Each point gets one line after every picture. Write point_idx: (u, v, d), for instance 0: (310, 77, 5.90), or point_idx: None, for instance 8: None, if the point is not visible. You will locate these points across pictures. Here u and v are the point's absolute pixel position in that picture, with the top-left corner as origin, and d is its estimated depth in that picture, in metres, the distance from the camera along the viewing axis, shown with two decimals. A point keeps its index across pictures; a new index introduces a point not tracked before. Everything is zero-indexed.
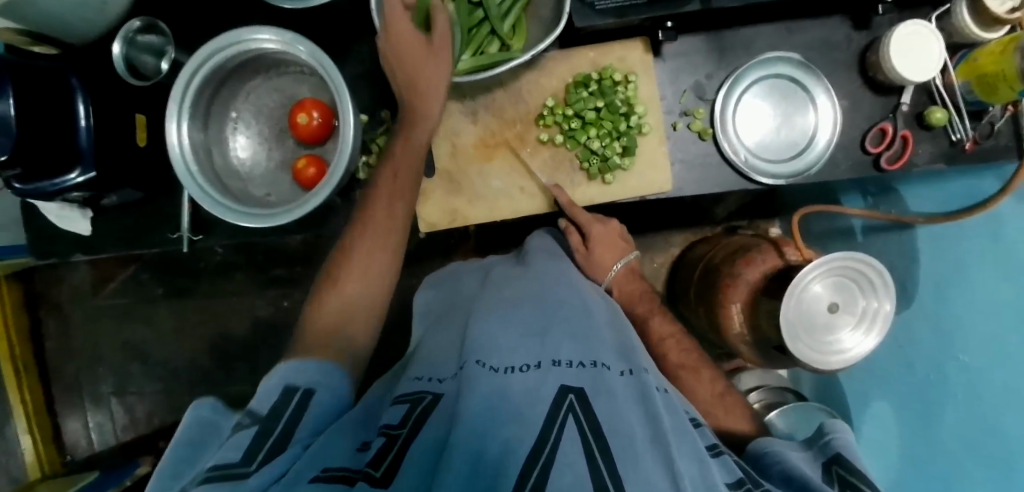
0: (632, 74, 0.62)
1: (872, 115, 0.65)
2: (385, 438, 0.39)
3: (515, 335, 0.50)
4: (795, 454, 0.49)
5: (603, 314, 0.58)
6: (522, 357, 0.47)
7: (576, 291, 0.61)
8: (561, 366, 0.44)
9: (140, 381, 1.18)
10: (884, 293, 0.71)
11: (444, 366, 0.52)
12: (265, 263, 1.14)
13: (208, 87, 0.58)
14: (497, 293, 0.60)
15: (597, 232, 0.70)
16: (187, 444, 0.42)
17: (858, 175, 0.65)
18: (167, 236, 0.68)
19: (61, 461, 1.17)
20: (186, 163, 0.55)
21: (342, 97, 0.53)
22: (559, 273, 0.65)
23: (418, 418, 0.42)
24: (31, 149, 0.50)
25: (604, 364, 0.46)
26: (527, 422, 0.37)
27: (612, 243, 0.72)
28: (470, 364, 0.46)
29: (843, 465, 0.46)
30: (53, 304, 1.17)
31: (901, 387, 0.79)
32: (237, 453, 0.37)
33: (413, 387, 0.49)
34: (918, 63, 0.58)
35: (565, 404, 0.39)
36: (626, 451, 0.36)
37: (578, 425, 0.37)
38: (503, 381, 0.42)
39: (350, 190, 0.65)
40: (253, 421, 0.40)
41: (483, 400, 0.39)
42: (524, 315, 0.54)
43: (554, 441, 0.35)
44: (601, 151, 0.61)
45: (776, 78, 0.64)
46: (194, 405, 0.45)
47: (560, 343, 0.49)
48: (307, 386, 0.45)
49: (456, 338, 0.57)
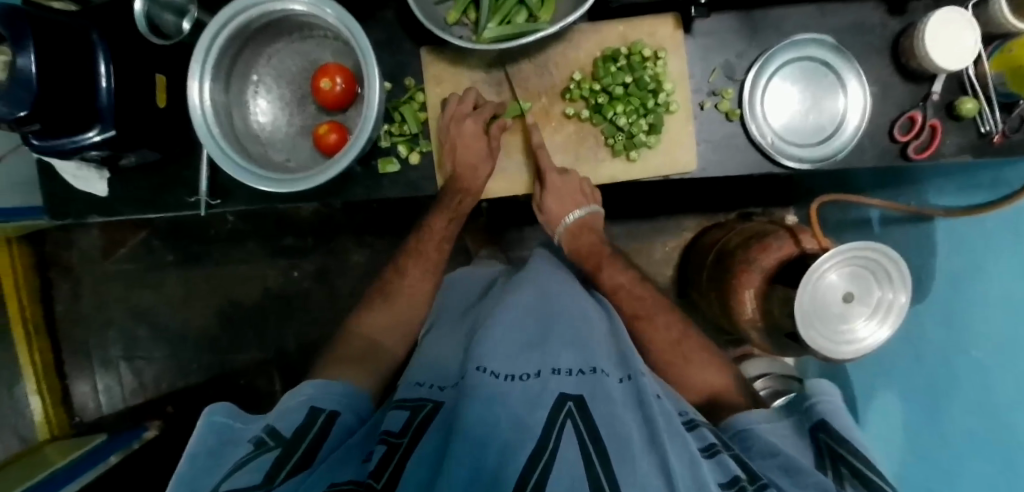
0: (661, 50, 0.60)
1: (902, 102, 0.63)
2: (387, 446, 0.40)
3: (515, 344, 0.50)
4: (774, 431, 0.49)
5: (603, 323, 0.58)
6: (524, 365, 0.47)
7: (577, 298, 0.61)
8: (562, 375, 0.45)
9: (148, 347, 1.19)
10: (899, 285, 0.70)
11: (444, 374, 0.53)
12: (275, 232, 1.15)
13: (230, 50, 0.57)
14: (498, 302, 0.60)
15: (553, 183, 0.62)
16: (205, 451, 0.43)
17: (882, 163, 0.64)
18: (184, 199, 0.68)
19: (70, 423, 1.18)
20: (209, 125, 0.55)
21: (368, 63, 0.52)
22: (556, 279, 0.65)
23: (420, 427, 0.43)
24: (51, 104, 0.49)
25: (603, 371, 0.47)
26: (528, 427, 0.38)
27: (568, 197, 0.63)
28: (471, 370, 0.46)
29: (828, 431, 0.48)
30: (64, 266, 1.17)
31: (910, 381, 0.79)
32: (259, 475, 0.38)
33: (413, 394, 0.49)
34: (955, 50, 0.56)
35: (563, 411, 0.40)
36: (622, 452, 0.37)
37: (576, 430, 0.38)
38: (503, 386, 0.43)
39: (370, 157, 0.62)
40: (278, 443, 0.43)
41: (483, 403, 0.40)
42: (525, 324, 0.54)
43: (553, 448, 0.36)
44: (626, 128, 0.61)
45: (808, 61, 0.62)
46: (210, 409, 0.47)
47: (559, 350, 0.49)
48: (331, 409, 0.50)
49: (463, 343, 0.57)
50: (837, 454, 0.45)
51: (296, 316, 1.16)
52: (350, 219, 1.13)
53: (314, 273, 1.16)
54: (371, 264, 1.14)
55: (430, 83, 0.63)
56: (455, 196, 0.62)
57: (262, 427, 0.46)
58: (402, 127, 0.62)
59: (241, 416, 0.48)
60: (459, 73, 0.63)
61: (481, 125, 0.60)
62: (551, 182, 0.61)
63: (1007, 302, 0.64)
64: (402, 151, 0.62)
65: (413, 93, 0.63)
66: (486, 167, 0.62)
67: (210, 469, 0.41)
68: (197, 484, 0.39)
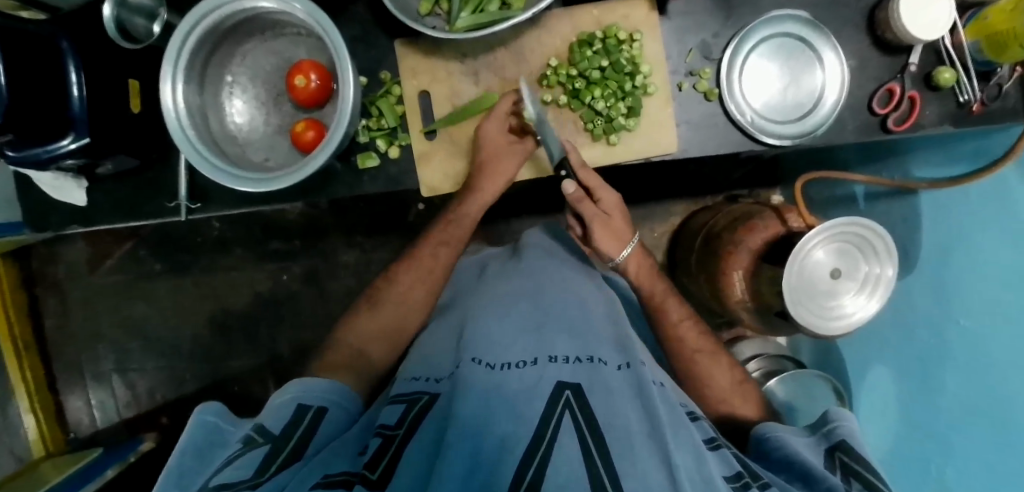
0: (637, 33, 0.60)
1: (879, 75, 0.64)
2: (382, 439, 0.40)
3: (510, 333, 0.50)
4: (799, 440, 0.49)
5: (600, 308, 0.57)
6: (520, 352, 0.47)
7: (570, 285, 0.60)
8: (558, 362, 0.45)
9: (140, 358, 1.18)
10: (886, 258, 0.70)
11: (439, 367, 0.52)
12: (263, 236, 1.14)
13: (202, 51, 0.57)
14: (491, 293, 0.60)
15: (607, 201, 0.62)
16: (193, 449, 0.43)
17: (863, 137, 0.64)
18: (164, 205, 0.67)
19: (64, 440, 1.17)
20: (184, 128, 0.54)
21: (341, 57, 0.51)
22: (549, 267, 0.64)
23: (415, 419, 0.43)
24: (21, 113, 0.48)
25: (601, 359, 0.47)
26: (524, 415, 0.38)
27: (617, 220, 0.63)
28: (466, 361, 0.46)
29: (846, 451, 0.46)
30: (51, 281, 1.16)
31: (903, 354, 0.80)
32: (248, 470, 0.38)
33: (408, 388, 0.49)
34: (930, 21, 0.56)
35: (561, 400, 0.39)
36: (622, 442, 0.36)
37: (574, 423, 0.37)
38: (501, 378, 0.43)
39: (349, 153, 0.62)
40: (267, 439, 0.42)
41: (481, 397, 0.39)
42: (520, 313, 0.54)
43: (551, 437, 0.35)
44: (605, 112, 0.60)
45: (783, 38, 0.62)
46: (200, 410, 0.46)
47: (555, 338, 0.49)
48: (318, 406, 0.49)
49: (455, 334, 0.57)
50: (853, 470, 0.43)
51: (289, 320, 1.16)
52: (338, 219, 1.12)
53: (304, 275, 1.15)
54: (362, 264, 1.14)
55: (405, 75, 0.62)
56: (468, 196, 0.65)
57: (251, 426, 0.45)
58: (380, 121, 0.62)
59: (233, 420, 0.47)
60: (435, 65, 0.62)
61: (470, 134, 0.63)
62: (605, 203, 0.62)
63: (991, 272, 0.64)
64: (381, 145, 0.62)
65: (389, 87, 0.62)
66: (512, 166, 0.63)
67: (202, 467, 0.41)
68: (185, 483, 0.39)
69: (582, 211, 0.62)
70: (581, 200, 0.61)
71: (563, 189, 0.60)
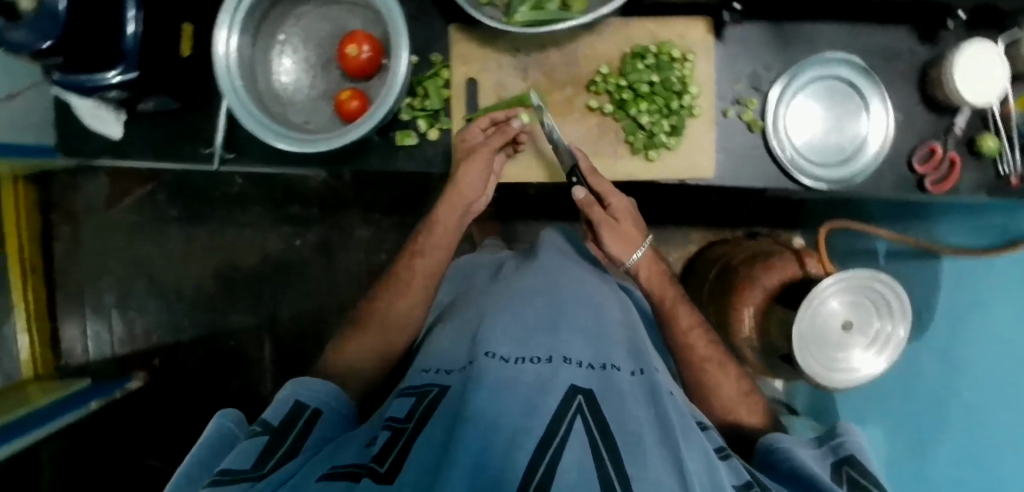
0: (690, 53, 0.60)
1: (923, 132, 0.63)
2: (391, 432, 0.40)
3: (525, 330, 0.50)
4: (806, 452, 0.48)
5: (615, 313, 0.57)
6: (535, 350, 0.46)
7: (587, 288, 0.60)
8: (572, 364, 0.44)
9: (141, 299, 1.18)
10: (901, 317, 0.70)
11: (450, 357, 0.51)
12: (282, 199, 1.14)
13: (260, 5, 0.57)
14: (509, 290, 0.60)
15: (616, 206, 0.61)
16: (210, 451, 0.43)
17: (897, 191, 0.64)
18: (198, 151, 0.68)
19: (54, 365, 1.17)
20: (232, 78, 0.55)
21: (398, 33, 0.52)
22: (569, 270, 0.64)
23: (426, 411, 0.42)
24: (74, 38, 0.48)
25: (615, 367, 0.47)
26: (537, 413, 0.38)
27: (624, 226, 0.62)
28: (479, 355, 0.45)
29: (855, 467, 0.45)
30: (67, 210, 1.17)
31: (897, 412, 0.81)
32: (247, 463, 0.39)
33: (419, 380, 0.49)
34: (981, 85, 0.56)
35: (574, 403, 0.39)
36: (633, 449, 0.37)
37: (586, 427, 0.37)
38: (515, 373, 0.42)
39: (388, 128, 0.62)
40: (265, 429, 0.43)
41: (493, 391, 0.39)
42: (535, 311, 0.53)
43: (562, 437, 0.36)
44: (648, 127, 0.60)
45: (834, 81, 0.62)
46: (219, 415, 0.47)
47: (570, 339, 0.49)
48: (314, 405, 0.49)
49: (467, 325, 0.56)
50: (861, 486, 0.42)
51: (294, 286, 1.16)
52: (359, 194, 1.12)
53: (316, 244, 1.15)
54: (375, 242, 1.14)
55: (456, 60, 0.62)
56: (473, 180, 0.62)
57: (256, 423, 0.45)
58: (424, 100, 0.62)
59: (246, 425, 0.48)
60: (486, 54, 0.62)
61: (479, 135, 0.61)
62: (616, 208, 0.61)
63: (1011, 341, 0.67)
64: (422, 125, 0.62)
65: (438, 70, 0.63)
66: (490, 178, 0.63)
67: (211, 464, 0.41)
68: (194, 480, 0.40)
69: (593, 218, 0.61)
70: (590, 205, 0.60)
71: (573, 195, 0.59)
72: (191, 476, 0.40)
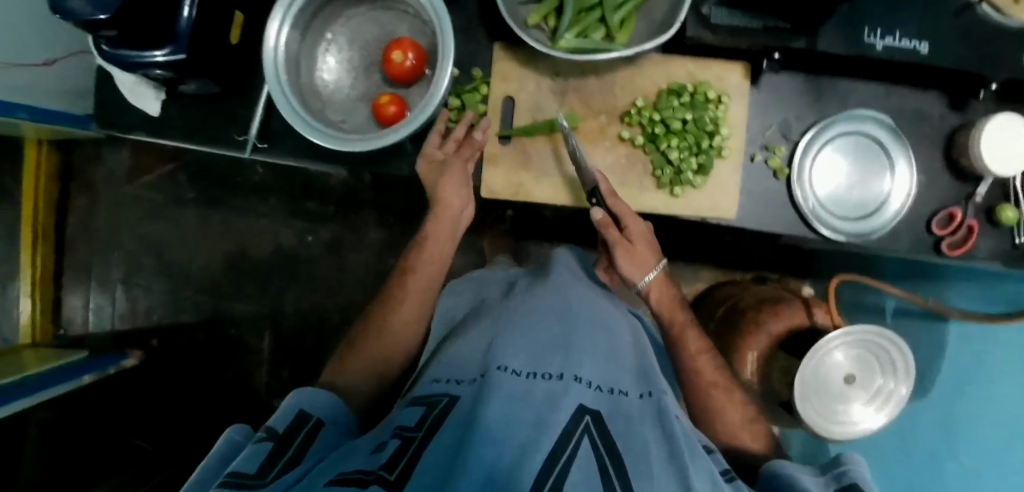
0: (725, 96, 0.61)
1: (945, 197, 0.64)
2: (401, 440, 0.40)
3: (537, 344, 0.50)
4: (807, 479, 0.46)
5: (626, 336, 0.58)
6: (546, 366, 0.46)
7: (599, 309, 0.61)
8: (583, 384, 0.45)
9: (147, 276, 1.18)
10: (903, 377, 0.71)
11: (461, 367, 0.52)
12: (300, 194, 1.15)
13: (313, 3, 0.59)
14: (521, 304, 0.60)
15: (634, 230, 0.61)
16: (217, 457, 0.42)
17: (915, 252, 0.65)
18: (232, 137, 0.69)
19: (53, 334, 1.17)
20: (278, 71, 0.56)
21: (446, 45, 0.53)
22: (583, 291, 0.64)
23: (436, 421, 0.42)
24: (131, 13, 0.49)
25: (623, 390, 0.47)
26: (547, 427, 0.38)
27: (639, 249, 0.61)
28: (491, 368, 0.45)
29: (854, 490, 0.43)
30: (86, 180, 1.17)
31: (894, 471, 0.81)
32: (251, 467, 0.38)
33: (431, 390, 0.49)
34: (1007, 156, 0.57)
35: (582, 422, 0.40)
36: (639, 469, 0.38)
37: (592, 446, 0.38)
38: (526, 387, 0.43)
39: (422, 136, 0.64)
40: (269, 436, 0.42)
41: (505, 404, 0.39)
42: (548, 329, 0.54)
43: (568, 454, 0.36)
44: (676, 163, 0.60)
45: (861, 137, 0.63)
46: (233, 429, 0.45)
47: (582, 358, 0.49)
48: (318, 416, 0.48)
49: (479, 337, 0.57)
50: None
51: (301, 280, 1.16)
52: (376, 196, 1.13)
53: (328, 242, 1.16)
54: (386, 245, 1.14)
55: (496, 77, 0.63)
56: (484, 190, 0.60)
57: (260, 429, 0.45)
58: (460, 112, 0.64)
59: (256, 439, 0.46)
60: (526, 74, 0.63)
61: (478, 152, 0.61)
62: (632, 232, 0.60)
63: None
64: None
65: (477, 85, 0.64)
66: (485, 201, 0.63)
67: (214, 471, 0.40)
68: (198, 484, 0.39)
69: (608, 238, 0.61)
70: (607, 227, 0.60)
71: (591, 214, 0.58)
72: (197, 481, 0.39)
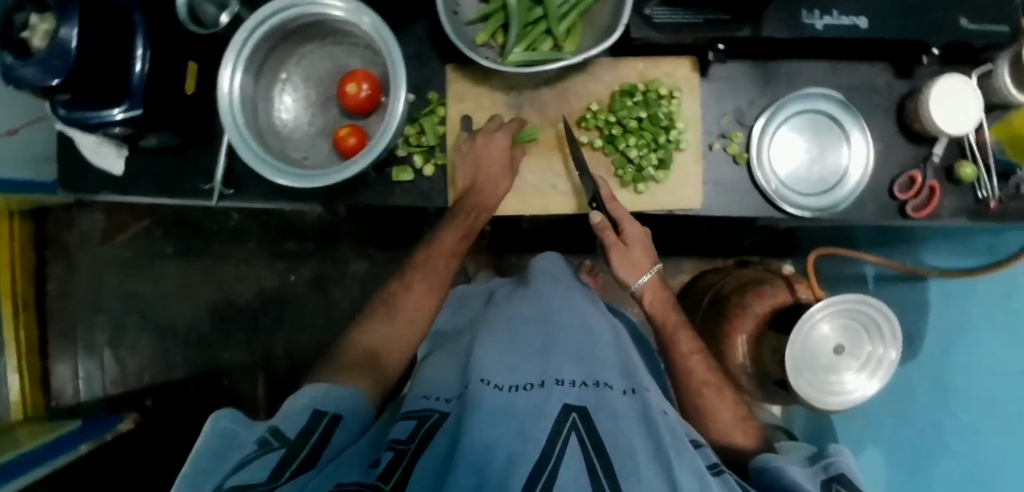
0: (677, 90, 0.63)
1: (903, 162, 0.66)
2: (394, 452, 0.40)
3: (520, 355, 0.51)
4: (797, 469, 0.48)
5: (607, 335, 0.58)
6: (527, 376, 0.47)
7: (580, 311, 0.61)
8: (565, 385, 0.45)
9: (134, 336, 1.17)
10: (891, 340, 0.71)
11: (448, 385, 0.52)
12: (278, 234, 1.15)
13: (264, 45, 0.59)
14: (503, 315, 0.61)
15: (632, 234, 0.62)
16: (209, 454, 0.41)
17: (882, 219, 0.66)
18: (198, 186, 0.69)
19: (45, 406, 1.15)
20: (234, 115, 0.56)
21: (397, 72, 0.53)
22: (562, 295, 0.65)
23: (428, 433, 0.43)
24: (83, 76, 0.49)
25: (607, 384, 0.47)
26: (533, 437, 0.38)
27: (640, 249, 0.63)
28: (473, 381, 0.46)
29: (842, 482, 0.46)
30: (61, 247, 1.17)
31: (893, 436, 0.80)
32: (264, 475, 0.37)
33: (418, 406, 0.49)
34: (955, 116, 0.59)
35: (568, 422, 0.40)
36: (627, 464, 0.37)
37: (580, 443, 0.38)
38: (509, 400, 0.43)
39: (385, 165, 0.64)
40: (281, 444, 0.41)
41: (489, 417, 0.39)
42: (529, 337, 0.54)
43: (556, 456, 0.37)
44: (637, 161, 0.62)
45: (815, 114, 0.65)
46: (214, 415, 0.44)
47: (563, 362, 0.49)
48: (334, 412, 0.47)
49: (461, 354, 0.57)
50: None
51: (289, 320, 1.16)
52: (354, 228, 1.14)
53: (312, 278, 1.16)
54: (370, 275, 1.15)
55: (451, 98, 0.65)
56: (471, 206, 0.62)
57: (265, 428, 0.44)
58: (419, 136, 0.64)
59: (247, 424, 0.45)
60: (482, 93, 0.65)
61: (506, 149, 0.62)
62: (629, 235, 0.62)
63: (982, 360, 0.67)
64: (418, 161, 0.64)
65: (434, 107, 0.65)
66: (500, 189, 0.62)
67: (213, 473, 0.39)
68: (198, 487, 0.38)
69: (605, 240, 0.63)
70: (604, 229, 0.61)
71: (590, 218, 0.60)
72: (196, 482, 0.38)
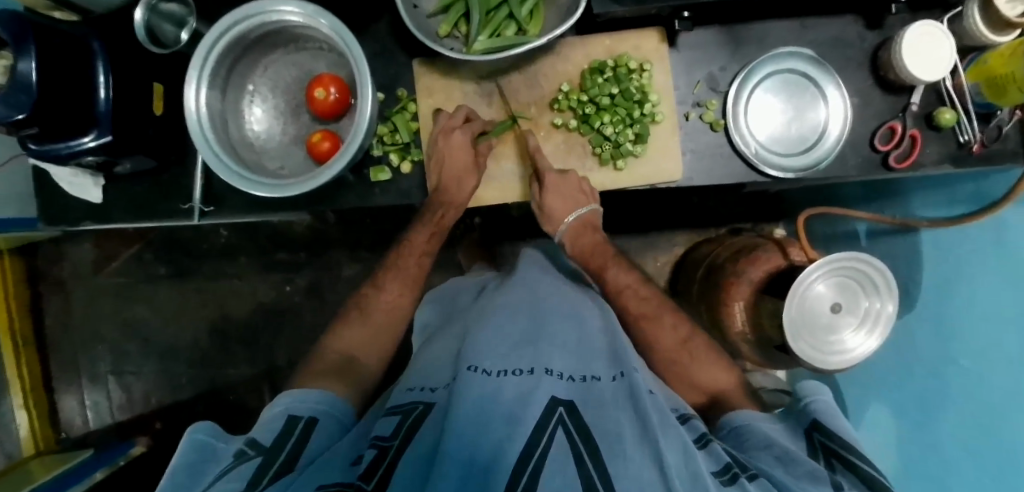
0: (647, 63, 0.62)
1: (882, 113, 0.65)
2: (377, 450, 0.40)
3: (506, 342, 0.50)
4: (775, 428, 0.48)
5: (594, 322, 0.58)
6: (516, 362, 0.47)
7: (568, 299, 0.61)
8: (553, 376, 0.45)
9: (137, 361, 1.18)
10: (887, 294, 0.69)
11: (435, 378, 0.52)
12: (268, 247, 1.15)
13: (228, 58, 0.59)
14: (489, 307, 0.60)
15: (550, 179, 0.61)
16: (187, 469, 0.41)
17: (865, 173, 0.65)
18: (178, 206, 0.68)
19: (55, 439, 1.16)
20: (204, 130, 0.56)
21: (361, 72, 0.53)
22: (547, 283, 0.65)
23: (411, 429, 0.42)
24: (48, 109, 0.49)
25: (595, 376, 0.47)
26: (519, 423, 0.38)
27: (568, 192, 0.62)
28: (462, 370, 0.45)
29: (823, 432, 0.46)
30: (55, 280, 1.17)
31: (894, 395, 0.79)
32: (240, 483, 0.37)
33: (405, 398, 0.49)
34: (929, 62, 0.58)
35: (555, 415, 0.40)
36: (613, 449, 0.37)
37: (567, 435, 0.38)
38: (498, 386, 0.42)
39: (362, 166, 0.64)
40: (257, 453, 0.41)
41: (477, 405, 0.39)
42: (515, 325, 0.54)
43: (542, 448, 0.36)
44: (613, 138, 0.62)
45: (788, 73, 0.64)
46: (191, 430, 0.44)
47: (552, 351, 0.49)
48: (308, 416, 0.48)
49: (451, 349, 0.56)
50: (834, 451, 0.44)
51: (289, 331, 1.16)
52: (344, 233, 1.14)
53: (307, 287, 1.16)
54: (363, 278, 1.14)
55: (421, 93, 0.64)
56: (445, 191, 0.62)
57: (244, 439, 0.44)
58: (393, 135, 0.64)
59: (225, 436, 0.46)
60: (450, 84, 0.64)
61: (468, 138, 0.61)
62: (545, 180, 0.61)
63: (973, 311, 0.66)
64: (394, 159, 0.64)
65: (405, 104, 0.65)
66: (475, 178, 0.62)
67: (191, 486, 0.40)
68: None
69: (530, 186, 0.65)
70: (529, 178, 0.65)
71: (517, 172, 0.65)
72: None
